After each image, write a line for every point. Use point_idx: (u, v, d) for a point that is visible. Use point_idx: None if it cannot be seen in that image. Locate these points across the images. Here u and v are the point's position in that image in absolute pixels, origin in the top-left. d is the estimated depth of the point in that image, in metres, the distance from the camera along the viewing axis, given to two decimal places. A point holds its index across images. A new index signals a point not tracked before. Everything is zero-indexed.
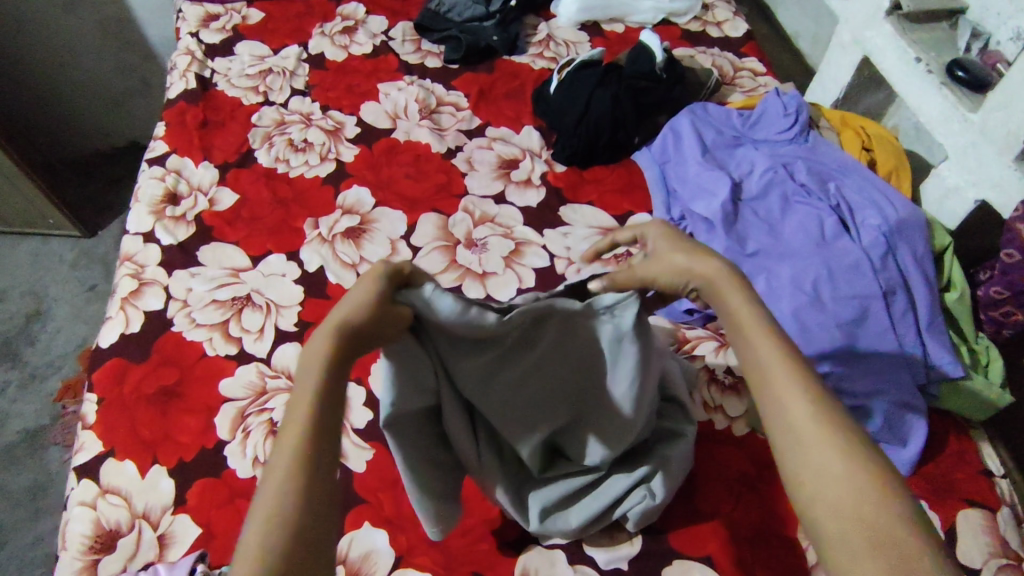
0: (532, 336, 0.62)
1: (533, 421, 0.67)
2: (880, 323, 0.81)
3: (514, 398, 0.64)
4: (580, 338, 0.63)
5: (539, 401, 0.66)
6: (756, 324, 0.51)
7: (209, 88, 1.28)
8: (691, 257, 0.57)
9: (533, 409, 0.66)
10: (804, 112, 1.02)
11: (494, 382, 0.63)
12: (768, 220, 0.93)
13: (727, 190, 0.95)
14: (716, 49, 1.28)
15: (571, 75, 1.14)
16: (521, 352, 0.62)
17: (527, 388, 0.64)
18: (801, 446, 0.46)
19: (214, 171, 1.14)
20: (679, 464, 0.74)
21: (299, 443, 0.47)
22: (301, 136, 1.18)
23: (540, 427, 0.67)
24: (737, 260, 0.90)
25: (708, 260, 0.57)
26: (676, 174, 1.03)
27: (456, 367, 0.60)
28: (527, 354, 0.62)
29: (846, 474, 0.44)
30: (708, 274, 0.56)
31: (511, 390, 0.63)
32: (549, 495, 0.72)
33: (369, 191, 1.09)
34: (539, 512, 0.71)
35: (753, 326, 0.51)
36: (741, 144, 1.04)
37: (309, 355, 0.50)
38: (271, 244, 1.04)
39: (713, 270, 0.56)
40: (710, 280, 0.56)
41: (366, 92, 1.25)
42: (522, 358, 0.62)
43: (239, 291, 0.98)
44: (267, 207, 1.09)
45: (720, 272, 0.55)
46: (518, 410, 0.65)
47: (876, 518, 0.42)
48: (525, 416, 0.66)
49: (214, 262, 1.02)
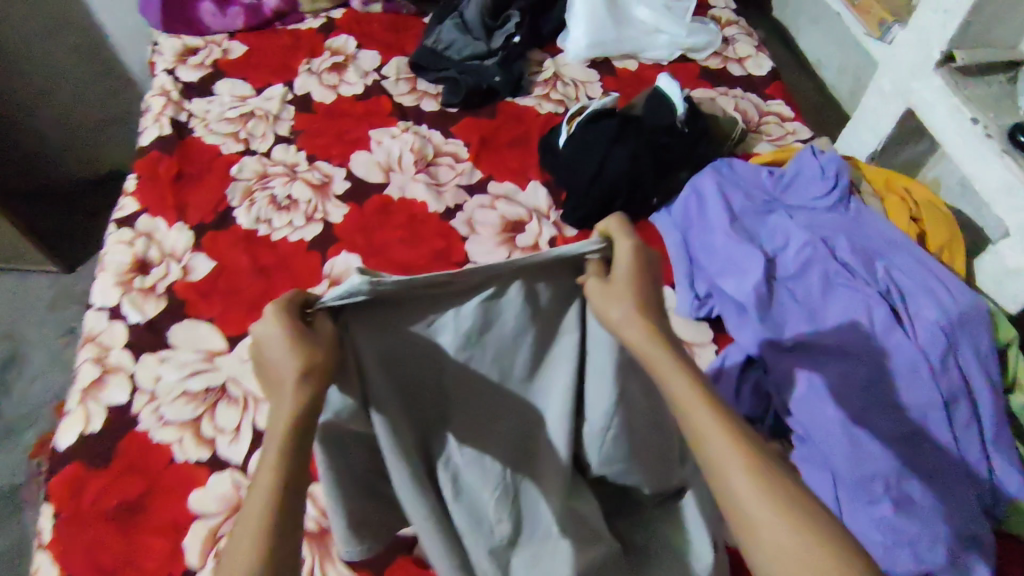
0: (494, 322, 0.59)
1: (497, 449, 0.64)
2: (941, 437, 0.72)
3: (462, 395, 0.62)
4: (545, 324, 0.62)
5: (496, 420, 0.64)
6: (695, 397, 0.48)
7: (186, 134, 1.17)
8: (623, 312, 0.53)
9: (490, 402, 0.63)
10: (844, 175, 0.90)
11: (440, 402, 0.62)
12: (808, 304, 0.82)
13: (760, 269, 0.85)
14: (739, 90, 1.16)
15: (583, 128, 1.01)
16: (472, 346, 0.59)
17: (478, 406, 0.63)
18: (757, 529, 0.43)
19: (188, 233, 1.03)
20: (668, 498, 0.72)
21: (264, 513, 0.43)
22: (284, 191, 1.08)
23: (507, 463, 0.64)
24: (775, 357, 0.80)
25: (632, 307, 0.53)
26: (701, 244, 0.92)
27: (389, 392, 0.57)
28: (472, 353, 0.60)
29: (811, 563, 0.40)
30: (633, 339, 0.52)
31: (462, 388, 0.62)
32: None
33: (360, 257, 0.99)
34: None
35: (689, 397, 0.48)
36: (773, 210, 0.92)
37: (274, 416, 0.47)
38: (249, 322, 0.94)
39: (633, 325, 0.52)
40: (638, 348, 0.52)
41: (356, 140, 1.14)
42: (463, 366, 0.60)
43: (213, 379, 0.89)
44: (247, 276, 0.99)
45: (643, 336, 0.52)
46: (470, 402, 0.62)
47: None
48: (485, 440, 0.64)
49: (185, 344, 0.92)
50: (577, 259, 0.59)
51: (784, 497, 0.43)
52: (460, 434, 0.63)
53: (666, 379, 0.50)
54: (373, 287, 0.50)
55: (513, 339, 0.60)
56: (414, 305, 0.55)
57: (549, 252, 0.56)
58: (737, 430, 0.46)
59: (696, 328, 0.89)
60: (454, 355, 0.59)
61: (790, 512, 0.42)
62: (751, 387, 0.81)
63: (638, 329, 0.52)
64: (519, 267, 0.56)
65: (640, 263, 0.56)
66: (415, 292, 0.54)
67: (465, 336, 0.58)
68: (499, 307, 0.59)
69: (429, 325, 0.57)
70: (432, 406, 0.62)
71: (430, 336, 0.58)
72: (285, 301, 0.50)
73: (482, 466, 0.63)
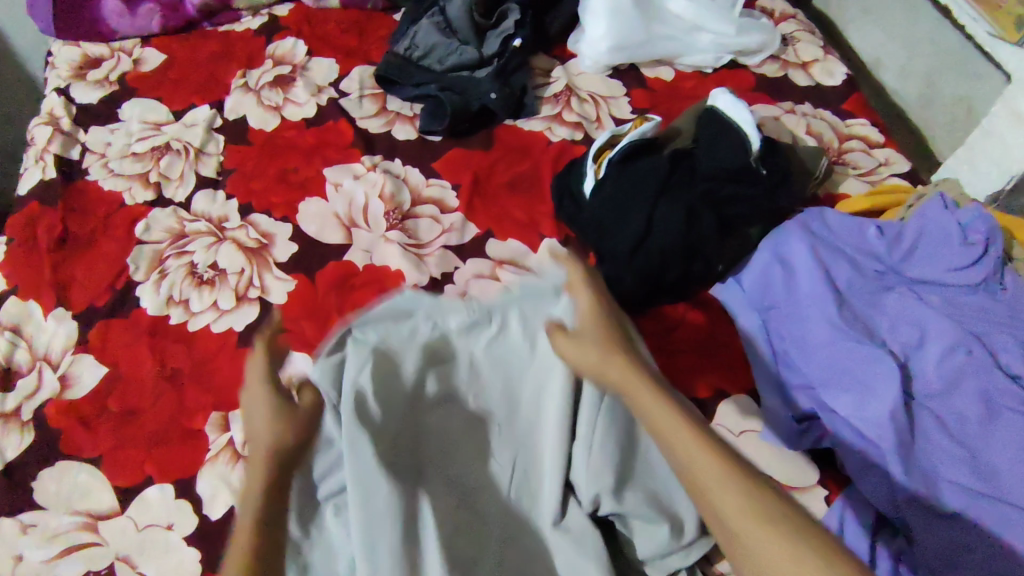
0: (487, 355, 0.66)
1: (489, 498, 0.61)
2: None
3: (455, 435, 0.63)
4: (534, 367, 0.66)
5: (491, 464, 0.63)
6: (646, 390, 0.54)
7: (78, 178, 0.87)
8: (601, 353, 0.58)
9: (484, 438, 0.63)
10: (996, 240, 0.65)
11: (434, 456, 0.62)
12: (964, 438, 0.57)
13: (894, 384, 0.59)
14: (809, 105, 0.89)
15: (620, 170, 0.73)
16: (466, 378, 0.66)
17: (475, 458, 0.63)
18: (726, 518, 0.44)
19: (71, 325, 0.74)
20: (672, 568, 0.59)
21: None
22: (206, 257, 0.78)
23: (507, 518, 0.60)
24: (927, 526, 0.53)
25: (596, 342, 0.59)
26: (791, 335, 0.65)
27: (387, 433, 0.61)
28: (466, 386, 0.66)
29: (805, 559, 0.40)
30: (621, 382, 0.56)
31: (454, 428, 0.63)
32: None
33: (308, 355, 0.71)
34: None
35: (647, 399, 0.53)
36: (890, 287, 0.66)
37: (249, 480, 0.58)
38: (151, 463, 0.65)
39: (599, 358, 0.58)
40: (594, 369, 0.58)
41: (307, 182, 0.84)
42: (454, 399, 0.65)
43: (97, 560, 0.60)
44: (150, 388, 0.70)
45: (601, 357, 0.58)
46: (462, 440, 0.63)
47: (797, 554, 0.40)
48: (480, 488, 0.61)
49: (59, 501, 0.64)
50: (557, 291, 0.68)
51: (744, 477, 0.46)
52: (456, 485, 0.61)
53: (632, 397, 0.55)
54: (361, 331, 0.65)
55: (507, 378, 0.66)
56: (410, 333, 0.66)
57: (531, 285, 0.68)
58: (698, 428, 0.49)
59: (794, 464, 0.61)
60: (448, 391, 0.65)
61: (749, 484, 0.45)
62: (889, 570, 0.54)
63: (597, 354, 0.58)
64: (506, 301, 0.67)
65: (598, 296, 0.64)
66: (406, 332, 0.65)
67: (458, 371, 0.66)
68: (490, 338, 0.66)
69: (423, 358, 0.65)
70: (425, 447, 0.62)
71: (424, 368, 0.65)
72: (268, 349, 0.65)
73: (479, 524, 0.59)
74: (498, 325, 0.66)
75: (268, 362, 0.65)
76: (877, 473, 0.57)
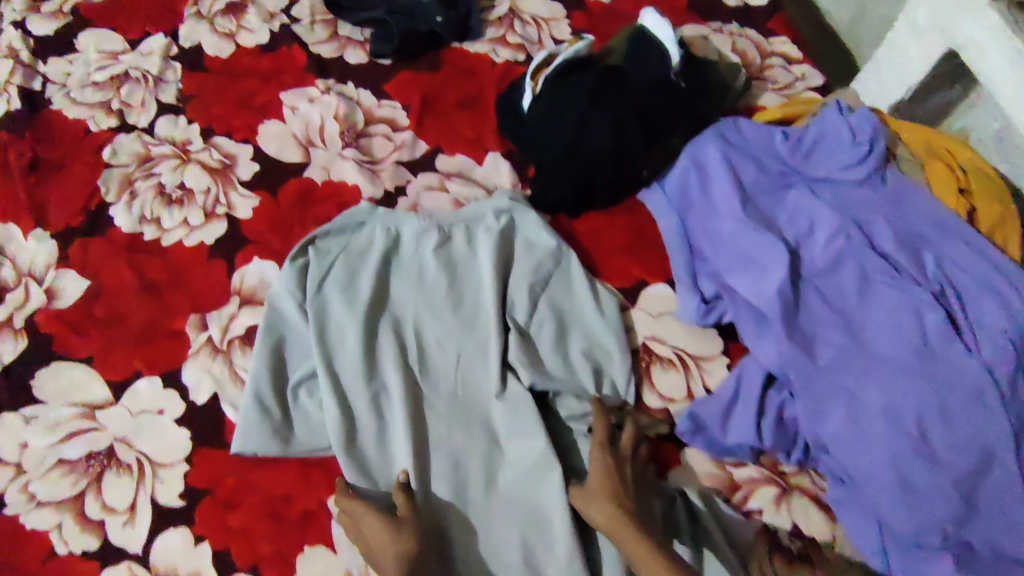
0: (430, 260, 0.74)
1: (433, 376, 0.69)
2: (1004, 475, 0.59)
3: (398, 325, 0.71)
4: (472, 271, 0.74)
5: (433, 347, 0.71)
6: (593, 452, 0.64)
7: (42, 108, 0.90)
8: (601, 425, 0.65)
9: (428, 326, 0.71)
10: (880, 139, 0.73)
11: (430, 508, 0.64)
12: (841, 307, 0.68)
13: (784, 264, 0.68)
14: (736, 25, 0.95)
15: (554, 85, 0.80)
16: (408, 279, 0.73)
17: (416, 342, 0.71)
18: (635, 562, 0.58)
19: (51, 244, 0.80)
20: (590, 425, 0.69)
21: None
22: (173, 179, 0.84)
23: (450, 390, 0.69)
24: (804, 377, 0.66)
25: (607, 502, 0.60)
26: (704, 230, 0.75)
27: (339, 326, 0.71)
28: (410, 286, 0.73)
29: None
30: (639, 561, 0.57)
31: (399, 320, 0.72)
32: (503, 493, 0.66)
33: (276, 263, 0.78)
34: (482, 494, 0.65)
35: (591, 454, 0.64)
36: (792, 185, 0.75)
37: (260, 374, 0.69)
38: (139, 360, 0.73)
39: (612, 519, 0.59)
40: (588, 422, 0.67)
41: (264, 106, 0.89)
42: (399, 296, 0.73)
43: (97, 442, 0.69)
44: (131, 297, 0.76)
45: (615, 519, 0.59)
46: (405, 329, 0.71)
47: None
48: (427, 364, 0.70)
49: (57, 394, 0.71)
50: (491, 210, 0.77)
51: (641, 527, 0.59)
52: (411, 366, 0.70)
53: (633, 551, 0.58)
54: (317, 246, 0.74)
55: (447, 278, 0.73)
56: (361, 244, 0.75)
57: (472, 207, 0.77)
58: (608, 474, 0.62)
59: (702, 337, 0.73)
60: (390, 291, 0.73)
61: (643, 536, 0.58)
62: (773, 417, 0.67)
63: (608, 515, 0.60)
64: (449, 217, 0.77)
65: (512, 234, 0.76)
66: (358, 246, 0.75)
67: (403, 275, 0.74)
68: (434, 248, 0.75)
69: (373, 264, 0.73)
70: (373, 334, 0.70)
71: (372, 272, 0.73)
72: (244, 271, 0.78)
73: (422, 396, 0.68)
74: (442, 233, 0.75)
75: (247, 273, 0.78)
76: (767, 339, 0.68)
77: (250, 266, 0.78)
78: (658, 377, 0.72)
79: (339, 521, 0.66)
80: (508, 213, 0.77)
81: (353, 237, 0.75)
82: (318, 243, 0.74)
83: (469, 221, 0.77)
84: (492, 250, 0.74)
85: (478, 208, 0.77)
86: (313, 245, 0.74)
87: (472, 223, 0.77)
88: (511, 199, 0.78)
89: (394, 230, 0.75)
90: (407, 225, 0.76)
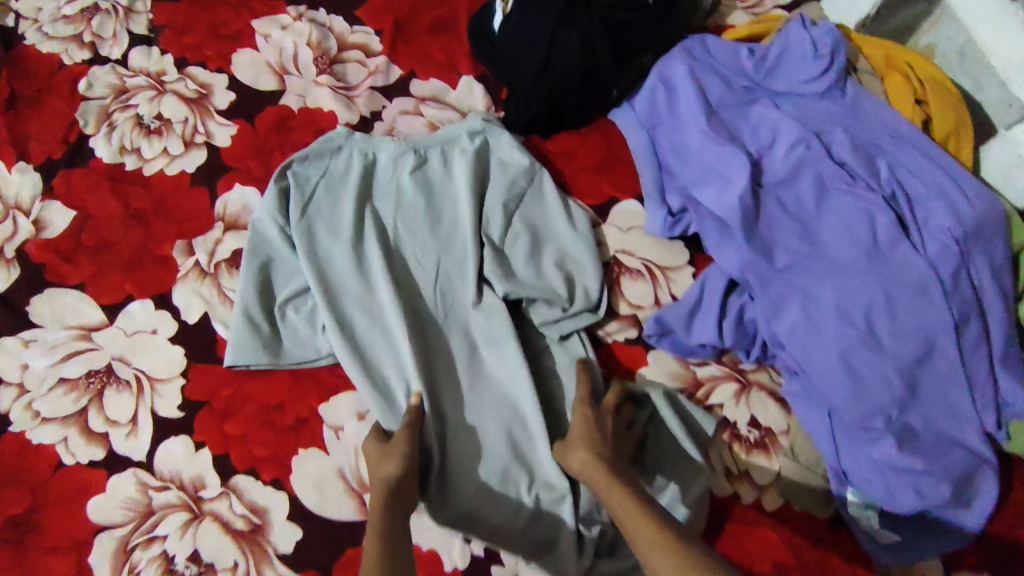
0: (408, 181, 0.76)
1: (414, 290, 0.73)
2: (945, 361, 0.64)
3: (379, 243, 0.73)
4: (450, 190, 0.77)
5: (414, 263, 0.74)
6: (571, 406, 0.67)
7: (12, 42, 0.89)
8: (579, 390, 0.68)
9: (408, 244, 0.74)
10: (840, 52, 0.75)
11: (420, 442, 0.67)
12: (798, 213, 0.71)
13: (745, 174, 0.71)
14: None
15: (523, 4, 0.80)
16: (387, 200, 0.76)
17: (397, 258, 0.74)
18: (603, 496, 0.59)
19: (34, 177, 0.81)
20: (563, 332, 0.73)
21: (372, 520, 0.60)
22: (151, 110, 0.84)
23: (431, 302, 0.72)
24: (762, 280, 0.69)
25: (580, 448, 0.63)
26: (671, 145, 0.78)
27: (322, 245, 0.73)
28: (389, 206, 0.75)
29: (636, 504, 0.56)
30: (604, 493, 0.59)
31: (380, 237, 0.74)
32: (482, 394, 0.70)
33: (257, 190, 0.80)
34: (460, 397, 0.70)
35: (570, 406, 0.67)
36: (756, 99, 0.78)
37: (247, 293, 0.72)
38: (130, 285, 0.76)
39: (583, 464, 0.62)
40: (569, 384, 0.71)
41: (237, 35, 0.89)
42: (379, 216, 0.75)
43: (96, 362, 0.73)
44: (117, 225, 0.78)
45: (586, 463, 0.62)
46: (386, 246, 0.74)
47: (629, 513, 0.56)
48: (408, 279, 0.73)
49: (54, 319, 0.74)
50: (466, 133, 0.79)
51: (610, 463, 0.61)
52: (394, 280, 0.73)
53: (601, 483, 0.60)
54: (296, 170, 0.76)
55: (426, 198, 0.76)
56: (339, 168, 0.76)
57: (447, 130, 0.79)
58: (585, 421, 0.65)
59: (669, 249, 0.78)
60: (370, 211, 0.75)
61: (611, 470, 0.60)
62: (734, 319, 0.71)
63: (581, 459, 0.62)
64: (424, 139, 0.78)
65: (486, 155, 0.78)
66: (336, 170, 0.76)
67: (382, 197, 0.76)
68: (411, 170, 0.76)
69: (352, 185, 0.75)
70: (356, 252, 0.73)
71: (352, 194, 0.75)
72: (226, 198, 0.80)
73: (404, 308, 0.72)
74: (418, 156, 0.77)
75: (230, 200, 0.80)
76: (729, 246, 0.71)
77: (232, 194, 0.80)
78: (626, 286, 0.76)
79: (329, 425, 0.71)
80: (482, 135, 0.79)
81: (332, 162, 0.76)
82: (297, 167, 0.75)
83: (444, 143, 0.78)
84: (468, 170, 0.76)
85: (453, 131, 0.79)
86: (292, 170, 0.76)
87: (448, 145, 0.78)
88: (483, 121, 0.79)
89: (371, 155, 0.77)
90: (384, 149, 0.77)
